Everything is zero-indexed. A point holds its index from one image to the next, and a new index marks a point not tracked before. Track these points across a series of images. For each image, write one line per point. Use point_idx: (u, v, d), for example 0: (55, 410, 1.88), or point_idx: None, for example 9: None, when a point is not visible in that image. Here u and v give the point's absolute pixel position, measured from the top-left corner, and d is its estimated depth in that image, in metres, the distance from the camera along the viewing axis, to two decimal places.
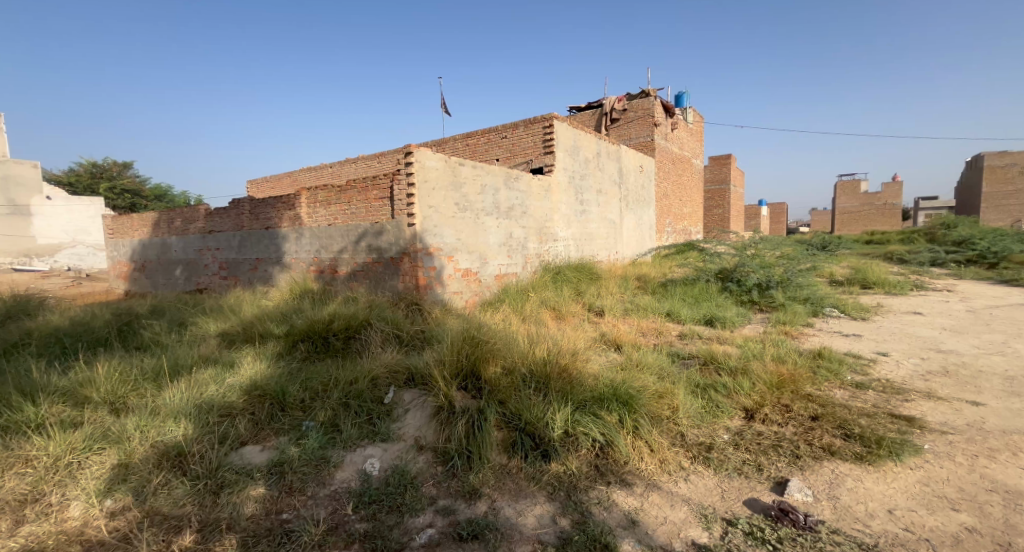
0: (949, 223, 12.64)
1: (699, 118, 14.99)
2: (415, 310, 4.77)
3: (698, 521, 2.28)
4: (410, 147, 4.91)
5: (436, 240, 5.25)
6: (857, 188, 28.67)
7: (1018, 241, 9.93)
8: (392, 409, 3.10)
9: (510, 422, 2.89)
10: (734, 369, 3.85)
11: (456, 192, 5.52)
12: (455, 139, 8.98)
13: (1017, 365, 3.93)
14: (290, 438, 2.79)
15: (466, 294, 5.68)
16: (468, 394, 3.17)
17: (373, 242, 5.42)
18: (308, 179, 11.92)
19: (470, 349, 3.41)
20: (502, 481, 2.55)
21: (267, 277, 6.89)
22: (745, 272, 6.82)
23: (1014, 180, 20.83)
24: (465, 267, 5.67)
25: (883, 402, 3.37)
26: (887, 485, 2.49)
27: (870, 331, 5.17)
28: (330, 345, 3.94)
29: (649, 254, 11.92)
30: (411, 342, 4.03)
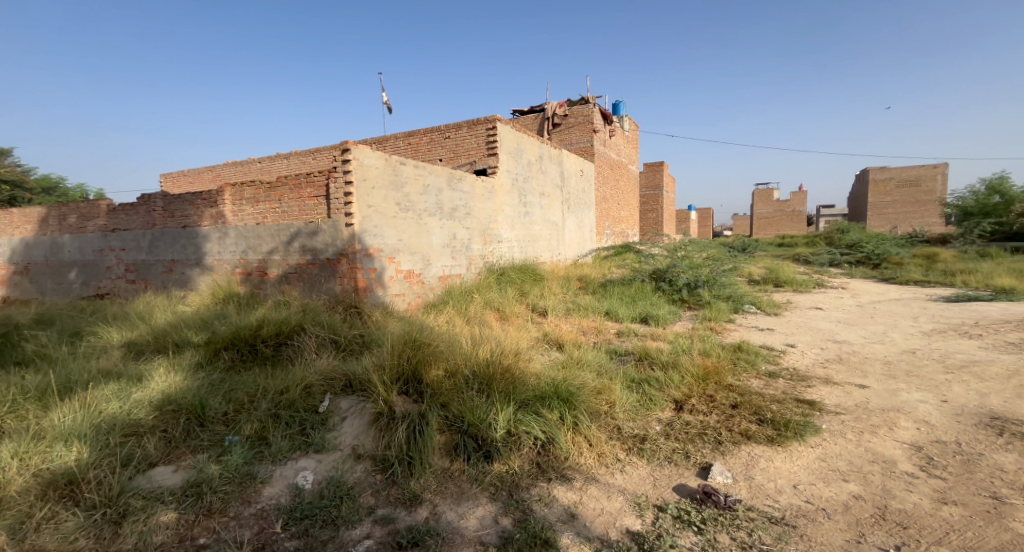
0: (841, 228, 14.09)
1: (634, 125, 15.62)
2: (355, 314, 4.70)
3: (632, 509, 2.44)
4: (347, 144, 4.83)
5: (376, 241, 5.19)
6: (771, 196, 31.15)
7: (896, 244, 11.29)
8: (327, 418, 3.07)
9: (453, 424, 2.95)
10: (666, 363, 4.13)
11: (397, 192, 5.48)
12: (396, 138, 8.87)
13: (895, 351, 4.51)
14: (211, 455, 2.69)
15: (408, 296, 5.66)
16: (410, 398, 3.19)
17: (307, 242, 5.27)
18: (232, 175, 11.30)
19: (411, 352, 3.43)
20: (444, 485, 2.59)
21: (183, 280, 6.48)
22: (676, 272, 7.27)
23: (891, 193, 23.49)
24: (408, 268, 5.64)
25: (790, 389, 3.76)
26: (792, 463, 2.79)
27: (781, 325, 5.71)
28: (259, 352, 3.81)
29: (589, 256, 12.33)
30: (349, 347, 3.99)
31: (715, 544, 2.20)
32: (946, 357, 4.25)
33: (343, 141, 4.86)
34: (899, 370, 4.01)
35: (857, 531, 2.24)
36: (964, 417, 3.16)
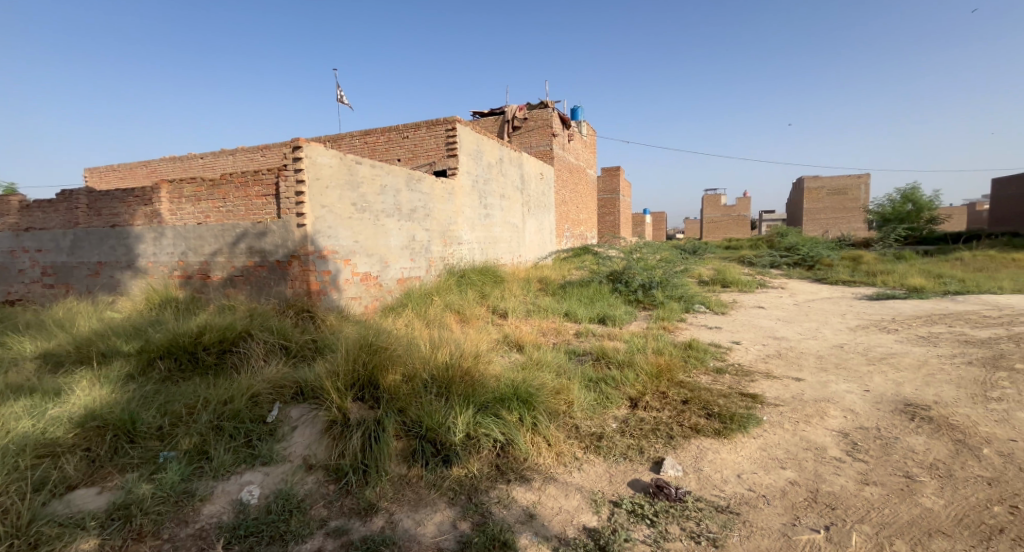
0: (780, 232, 14.98)
1: (592, 130, 15.97)
2: (307, 318, 4.59)
3: (589, 506, 2.52)
4: (298, 141, 4.72)
5: (331, 243, 5.08)
6: (718, 201, 32.63)
7: (828, 247, 12.12)
8: (276, 428, 3.00)
9: (410, 430, 2.94)
10: (622, 362, 4.27)
11: (353, 192, 5.40)
12: (351, 136, 8.69)
13: (826, 346, 4.86)
14: (143, 473, 2.57)
15: (365, 299, 5.57)
16: (365, 404, 3.17)
17: (255, 244, 5.09)
18: (169, 172, 10.71)
19: (366, 357, 3.40)
20: (401, 492, 2.59)
21: (111, 284, 6.10)
22: (632, 274, 7.51)
23: (823, 199, 25.12)
24: (364, 270, 5.55)
25: (735, 383, 3.98)
26: (736, 453, 2.97)
27: (728, 323, 6.01)
28: (199, 361, 3.67)
29: (550, 257, 12.53)
30: (301, 353, 3.91)
31: (667, 536, 2.31)
32: (870, 350, 4.63)
33: (295, 138, 4.74)
34: (830, 363, 4.33)
35: (793, 515, 2.41)
36: (885, 404, 3.46)
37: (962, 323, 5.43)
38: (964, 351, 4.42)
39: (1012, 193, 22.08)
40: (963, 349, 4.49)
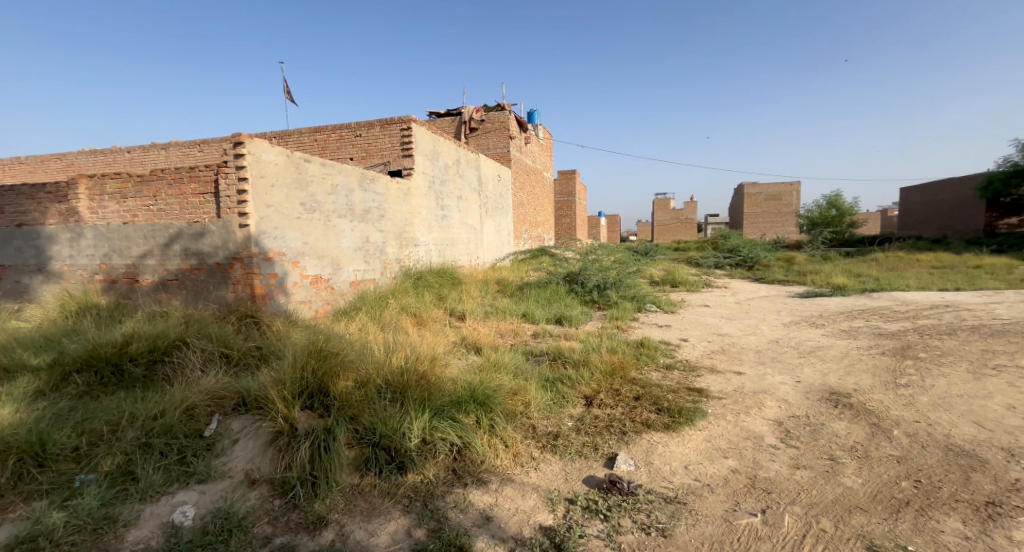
0: (723, 235, 15.76)
1: (547, 134, 16.22)
2: (250, 324, 4.43)
3: (545, 505, 2.58)
4: (241, 136, 4.53)
5: (277, 244, 4.92)
6: (668, 204, 33.91)
7: (766, 248, 12.84)
8: (214, 443, 2.88)
9: (363, 438, 2.91)
10: (577, 362, 4.38)
11: (301, 191, 5.25)
12: (300, 133, 8.43)
13: (764, 341, 5.18)
14: (55, 501, 2.39)
15: (316, 303, 5.42)
16: (314, 413, 3.10)
17: (192, 245, 4.83)
18: (91, 167, 10.00)
19: (316, 364, 3.33)
20: (353, 503, 2.55)
21: (19, 290, 5.62)
22: (587, 275, 7.73)
23: (761, 205, 26.61)
24: (314, 273, 5.42)
25: (683, 379, 4.18)
26: (684, 446, 3.12)
27: (677, 322, 6.29)
28: (125, 374, 3.46)
29: (508, 260, 12.63)
30: (244, 362, 3.77)
31: (619, 529, 2.39)
32: (802, 344, 4.98)
33: (236, 133, 4.56)
34: (767, 357, 4.63)
35: (733, 501, 2.56)
36: (814, 393, 3.74)
37: (878, 317, 5.94)
38: (879, 342, 4.85)
39: (917, 199, 24.14)
40: (878, 340, 4.92)
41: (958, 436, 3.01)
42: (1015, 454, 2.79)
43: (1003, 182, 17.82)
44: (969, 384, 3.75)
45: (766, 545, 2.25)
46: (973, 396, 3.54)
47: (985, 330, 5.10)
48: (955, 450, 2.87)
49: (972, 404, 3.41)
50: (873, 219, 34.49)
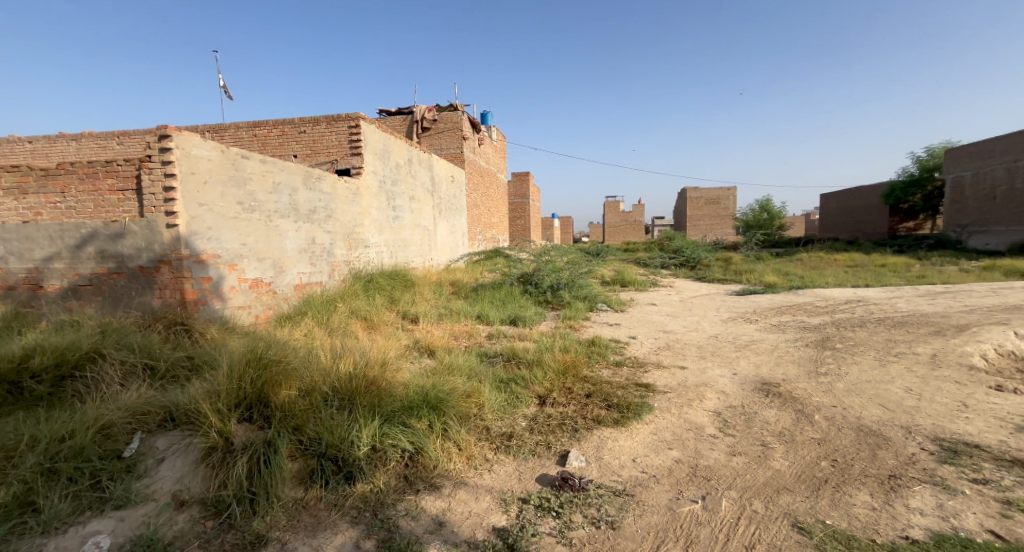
0: (668, 236, 16.47)
1: (501, 136, 16.32)
2: (180, 332, 4.17)
3: (498, 506, 2.62)
4: (167, 129, 4.28)
5: (211, 246, 4.67)
6: (617, 207, 34.89)
7: (707, 249, 13.53)
8: (135, 464, 2.65)
9: (307, 449, 2.83)
10: (531, 362, 4.45)
11: (239, 189, 5.02)
12: (237, 128, 8.04)
13: (705, 336, 5.47)
14: None
15: (256, 308, 5.18)
16: (253, 425, 2.94)
17: (109, 247, 4.46)
18: None
19: (254, 373, 3.15)
20: (296, 518, 2.47)
21: None
22: (541, 276, 7.88)
23: (703, 208, 27.91)
24: (254, 276, 5.19)
25: (632, 375, 4.35)
26: (632, 440, 3.25)
27: (626, 320, 6.51)
28: (25, 392, 3.05)
29: (462, 261, 12.60)
30: (171, 374, 3.50)
31: (571, 525, 2.47)
32: (739, 338, 5.30)
33: (162, 126, 4.30)
34: (707, 352, 4.89)
35: (677, 490, 2.70)
36: (748, 384, 4.00)
37: (802, 312, 6.42)
38: (804, 335, 5.24)
39: (834, 205, 26.11)
40: (803, 333, 5.32)
41: (867, 417, 3.33)
42: (913, 431, 3.12)
43: (902, 191, 20.39)
44: (876, 369, 4.16)
45: (705, 529, 2.39)
46: (878, 381, 3.93)
47: (890, 321, 5.66)
48: (865, 430, 3.16)
49: (878, 388, 3.77)
50: (798, 223, 37.39)
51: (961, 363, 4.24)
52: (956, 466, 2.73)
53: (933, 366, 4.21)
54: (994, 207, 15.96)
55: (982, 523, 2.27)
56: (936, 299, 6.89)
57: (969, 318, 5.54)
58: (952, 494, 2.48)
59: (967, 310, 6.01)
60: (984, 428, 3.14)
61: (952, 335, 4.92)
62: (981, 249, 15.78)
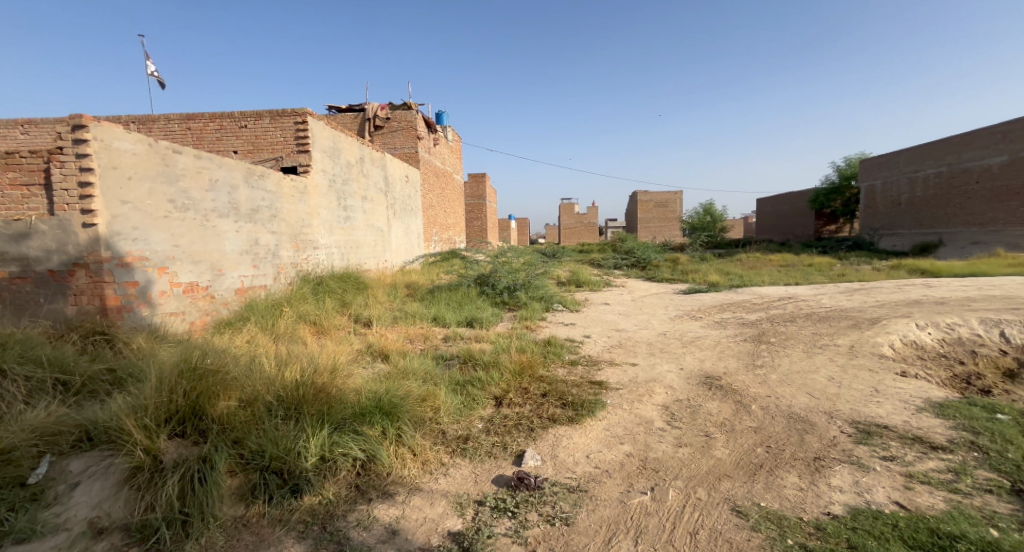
0: (621, 238, 16.89)
1: (457, 136, 16.22)
2: (100, 342, 3.85)
3: (454, 510, 2.59)
4: (82, 119, 3.98)
5: (137, 248, 4.35)
6: (572, 209, 35.46)
7: (657, 250, 13.98)
8: (44, 492, 2.40)
9: (249, 463, 2.68)
10: (487, 363, 4.44)
11: (170, 187, 4.71)
12: (169, 120, 7.53)
13: (655, 334, 5.63)
14: None
15: (192, 314, 4.88)
16: (186, 440, 2.75)
17: (10, 248, 3.98)
18: None
19: (188, 385, 2.94)
20: (236, 538, 2.34)
21: None
22: (498, 277, 7.88)
23: (654, 211, 28.82)
24: (188, 280, 4.88)
25: (586, 373, 4.42)
26: (586, 436, 3.30)
27: (581, 319, 6.60)
28: None
29: (418, 262, 12.41)
30: (90, 389, 3.22)
31: (526, 524, 2.47)
32: (685, 335, 5.50)
33: (76, 116, 3.98)
34: (657, 348, 5.05)
35: (627, 483, 2.76)
36: (693, 378, 4.15)
37: (741, 309, 6.75)
38: (743, 330, 5.51)
39: (768, 208, 27.55)
40: (742, 329, 5.59)
41: (796, 405, 3.53)
42: (834, 416, 3.35)
43: (825, 198, 21.85)
44: (805, 360, 4.43)
45: (653, 519, 2.46)
46: (806, 371, 4.18)
47: (816, 316, 6.04)
48: (795, 417, 3.36)
49: (806, 378, 4.02)
50: (737, 225, 39.35)
51: (874, 352, 4.60)
52: (870, 446, 2.95)
53: (851, 355, 4.54)
54: (899, 213, 17.45)
55: (889, 496, 2.47)
56: (854, 295, 7.45)
57: (881, 312, 6.02)
58: (866, 472, 2.68)
59: (879, 304, 6.53)
60: (893, 411, 3.41)
61: (867, 327, 5.32)
62: (887, 249, 17.23)
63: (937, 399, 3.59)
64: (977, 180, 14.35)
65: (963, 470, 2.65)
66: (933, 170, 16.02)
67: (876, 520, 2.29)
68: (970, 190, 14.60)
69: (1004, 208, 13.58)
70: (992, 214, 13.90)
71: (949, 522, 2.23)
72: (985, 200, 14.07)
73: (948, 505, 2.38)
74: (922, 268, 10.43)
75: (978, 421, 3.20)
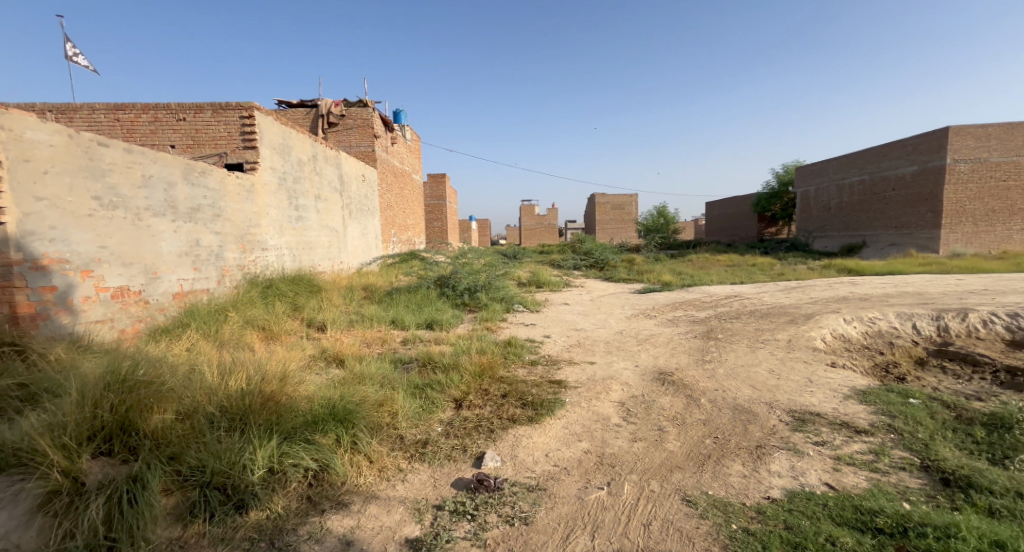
0: (579, 239, 17.12)
1: (415, 136, 15.95)
2: (12, 354, 3.48)
3: (412, 517, 2.50)
4: None
5: (56, 249, 3.99)
6: (532, 211, 35.73)
7: (614, 251, 14.27)
8: None
9: (187, 480, 2.50)
10: (447, 366, 4.35)
11: (96, 183, 4.37)
12: (96, 110, 6.95)
13: (613, 332, 5.72)
14: None
15: (122, 321, 4.54)
16: (114, 459, 2.53)
17: None
18: None
19: (116, 398, 2.70)
20: None
21: None
22: (458, 278, 7.78)
23: (611, 213, 29.43)
24: (117, 284, 4.53)
25: (546, 373, 4.42)
26: (546, 435, 3.28)
27: (541, 320, 6.61)
28: None
29: (375, 264, 12.10)
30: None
31: (485, 526, 2.42)
32: (640, 333, 5.61)
33: None
34: (614, 347, 5.11)
35: (585, 480, 2.76)
36: (648, 375, 4.22)
37: (692, 307, 6.97)
38: (693, 328, 5.68)
39: (716, 211, 28.73)
40: (692, 326, 5.77)
41: (741, 397, 3.65)
42: (774, 406, 3.49)
43: (766, 202, 23.02)
44: (748, 354, 4.62)
45: (610, 514, 2.46)
46: (749, 364, 4.35)
47: (758, 313, 6.32)
48: (740, 408, 3.47)
49: (749, 371, 4.18)
50: (688, 227, 40.77)
51: (809, 345, 4.85)
52: (804, 432, 3.09)
53: (789, 349, 4.77)
54: (829, 217, 18.60)
55: (821, 478, 2.60)
56: (791, 292, 7.86)
57: (814, 308, 6.37)
58: (801, 457, 2.80)
59: (813, 301, 6.92)
60: (824, 399, 3.59)
61: (802, 323, 5.61)
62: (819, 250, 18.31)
63: (861, 387, 3.81)
64: (894, 188, 15.45)
65: (882, 450, 2.84)
66: (858, 178, 17.10)
67: (810, 501, 2.40)
68: (888, 197, 15.70)
69: (916, 214, 14.68)
70: (905, 218, 15.02)
71: (869, 499, 2.37)
72: (900, 206, 15.20)
73: (869, 484, 2.53)
74: (848, 268, 11.12)
75: (894, 405, 3.42)
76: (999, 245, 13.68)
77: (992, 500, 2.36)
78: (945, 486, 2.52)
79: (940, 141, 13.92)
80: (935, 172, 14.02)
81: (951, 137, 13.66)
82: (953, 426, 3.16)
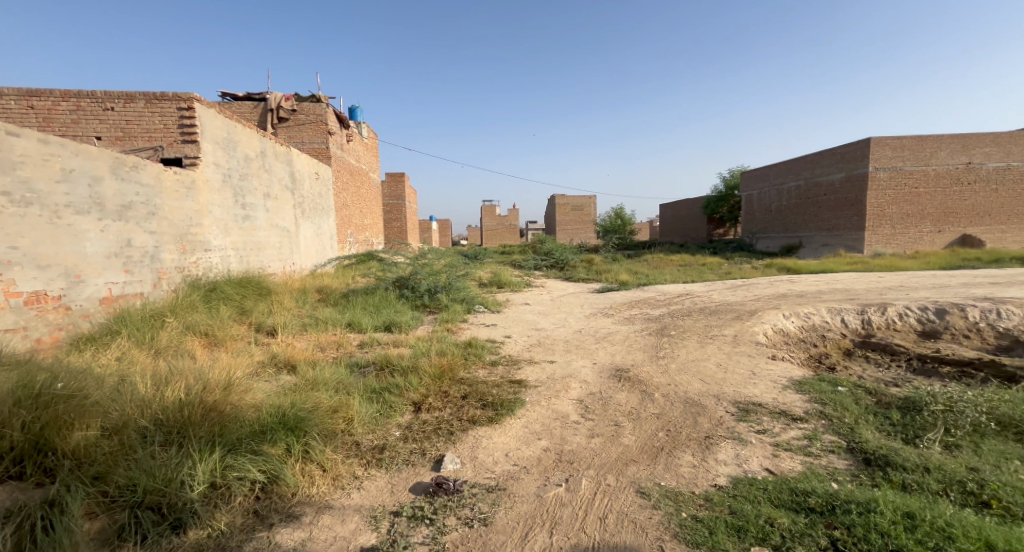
0: (540, 239, 17.23)
1: (372, 134, 15.56)
2: None
3: (368, 525, 2.40)
4: None
5: None
6: (492, 212, 35.71)
7: (573, 251, 14.44)
8: None
9: (115, 501, 2.29)
10: (406, 369, 4.23)
11: (4, 176, 3.99)
12: (10, 98, 6.32)
13: (572, 331, 5.75)
14: None
15: (38, 329, 4.15)
16: (28, 483, 2.29)
17: None
18: None
19: (30, 415, 2.45)
20: None
21: None
22: (418, 279, 7.62)
23: (571, 214, 29.83)
24: (32, 289, 4.15)
25: (506, 373, 4.37)
26: (506, 435, 3.24)
27: (501, 320, 6.57)
28: None
29: (331, 266, 11.70)
30: None
31: (444, 529, 2.35)
32: (599, 331, 5.67)
33: None
34: (573, 345, 5.14)
35: (544, 477, 2.73)
36: (605, 372, 4.26)
37: (646, 305, 7.13)
38: (648, 325, 5.80)
39: (669, 213, 29.69)
40: (647, 323, 5.89)
41: (692, 391, 3.74)
42: (721, 398, 3.59)
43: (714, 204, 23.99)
44: (697, 349, 4.75)
45: (567, 510, 2.44)
46: (698, 359, 4.48)
47: (706, 310, 6.54)
48: (691, 401, 3.55)
49: (698, 365, 4.30)
50: (644, 228, 41.87)
51: (752, 340, 5.05)
52: (747, 422, 3.18)
53: (735, 343, 4.95)
54: (770, 219, 19.57)
55: (763, 464, 2.68)
56: (737, 290, 8.20)
57: (757, 304, 6.66)
58: (745, 445, 2.89)
59: (755, 298, 7.23)
60: (765, 390, 3.73)
61: (746, 318, 5.84)
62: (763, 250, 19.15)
63: (796, 377, 3.99)
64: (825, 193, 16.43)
65: (815, 436, 2.97)
66: (794, 183, 18.05)
67: (752, 486, 2.46)
68: (821, 201, 16.62)
69: (844, 217, 15.65)
70: (835, 220, 15.98)
71: (803, 481, 2.47)
72: (830, 209, 16.17)
73: (803, 467, 2.63)
74: (785, 268, 11.72)
75: (825, 393, 3.59)
76: (912, 245, 14.73)
77: (905, 476, 2.50)
78: (866, 465, 2.66)
79: (862, 152, 14.91)
80: (859, 180, 14.99)
81: (871, 148, 14.65)
82: (874, 410, 3.34)
